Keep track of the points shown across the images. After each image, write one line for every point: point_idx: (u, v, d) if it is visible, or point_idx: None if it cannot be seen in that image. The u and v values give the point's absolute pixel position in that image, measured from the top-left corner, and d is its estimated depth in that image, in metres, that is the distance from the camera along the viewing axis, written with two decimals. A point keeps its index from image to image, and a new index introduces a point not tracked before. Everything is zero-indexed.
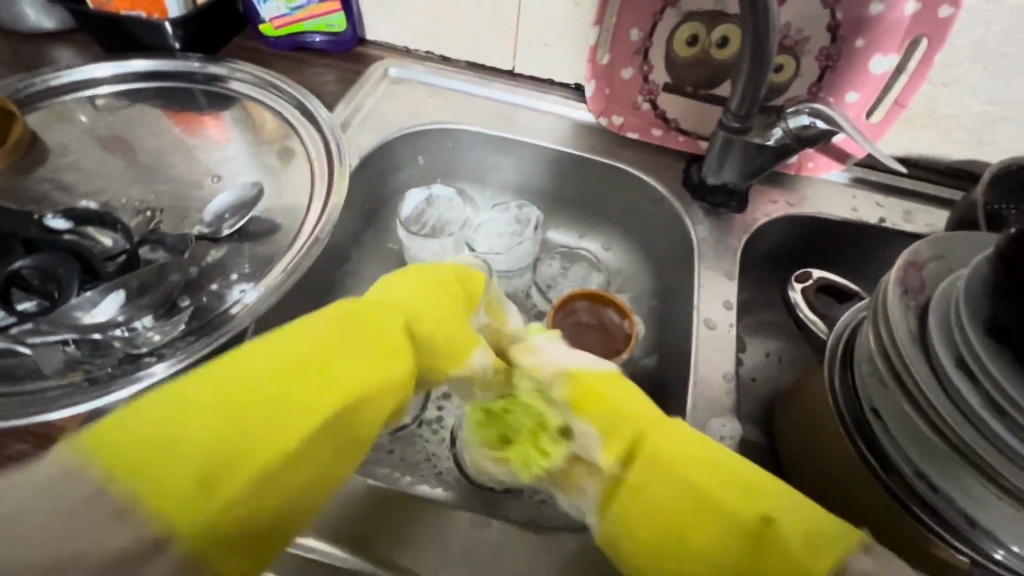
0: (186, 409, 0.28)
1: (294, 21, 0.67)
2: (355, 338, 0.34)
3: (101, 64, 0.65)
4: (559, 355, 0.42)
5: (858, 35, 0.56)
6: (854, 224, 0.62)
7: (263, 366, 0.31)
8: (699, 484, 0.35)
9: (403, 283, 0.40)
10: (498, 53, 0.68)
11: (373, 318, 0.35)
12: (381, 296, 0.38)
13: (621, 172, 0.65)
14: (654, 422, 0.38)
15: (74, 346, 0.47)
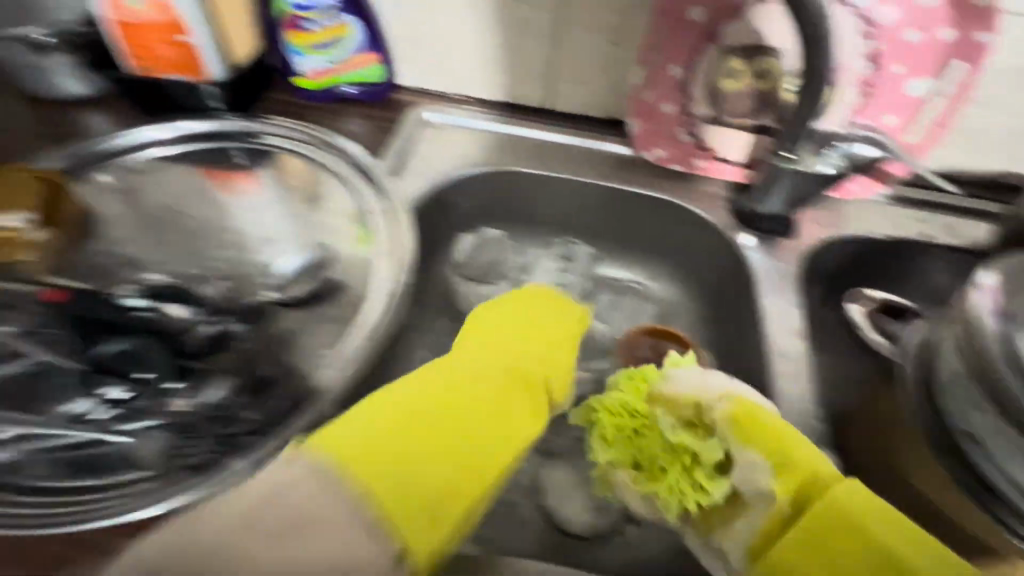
0: (379, 408, 0.34)
1: (331, 73, 0.67)
2: (514, 368, 0.40)
3: (151, 126, 0.64)
4: (707, 382, 0.44)
5: (895, 62, 0.57)
6: (900, 241, 0.63)
7: (441, 388, 0.37)
8: (891, 543, 0.34)
9: (516, 315, 0.46)
10: (534, 93, 0.69)
11: (521, 343, 0.44)
12: (507, 324, 0.46)
13: (668, 205, 0.66)
14: (818, 462, 0.39)
15: (171, 430, 0.47)
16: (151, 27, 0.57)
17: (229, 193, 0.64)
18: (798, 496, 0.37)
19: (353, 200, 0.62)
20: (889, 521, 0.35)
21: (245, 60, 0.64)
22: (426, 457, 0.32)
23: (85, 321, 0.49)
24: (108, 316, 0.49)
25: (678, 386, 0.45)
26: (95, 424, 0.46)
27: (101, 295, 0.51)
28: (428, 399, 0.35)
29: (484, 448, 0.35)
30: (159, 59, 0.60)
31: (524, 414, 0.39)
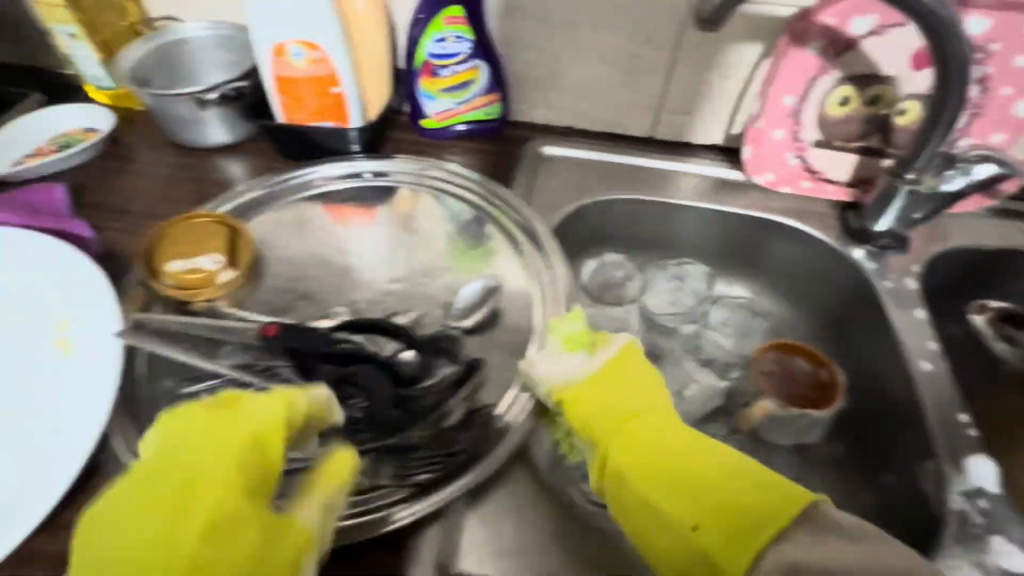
0: (114, 533, 0.33)
1: (455, 113, 0.72)
2: (194, 485, 0.34)
3: (322, 164, 0.69)
4: (567, 367, 0.49)
5: (1006, 84, 0.60)
6: (1011, 252, 0.65)
7: (176, 494, 0.34)
8: (669, 495, 0.40)
9: (220, 431, 0.37)
10: (641, 124, 0.73)
11: (179, 479, 0.35)
12: (211, 459, 0.35)
13: (781, 224, 0.69)
14: (632, 404, 0.46)
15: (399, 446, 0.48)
16: (308, 81, 0.63)
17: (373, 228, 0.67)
18: (623, 478, 0.43)
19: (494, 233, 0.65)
20: (686, 490, 0.40)
21: (376, 109, 0.69)
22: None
23: (299, 352, 0.49)
24: (320, 349, 0.48)
25: (540, 385, 0.50)
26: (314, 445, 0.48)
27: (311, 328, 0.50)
28: (148, 524, 0.33)
29: (677, 454, 0.42)
30: (309, 108, 0.65)
31: (240, 543, 0.33)
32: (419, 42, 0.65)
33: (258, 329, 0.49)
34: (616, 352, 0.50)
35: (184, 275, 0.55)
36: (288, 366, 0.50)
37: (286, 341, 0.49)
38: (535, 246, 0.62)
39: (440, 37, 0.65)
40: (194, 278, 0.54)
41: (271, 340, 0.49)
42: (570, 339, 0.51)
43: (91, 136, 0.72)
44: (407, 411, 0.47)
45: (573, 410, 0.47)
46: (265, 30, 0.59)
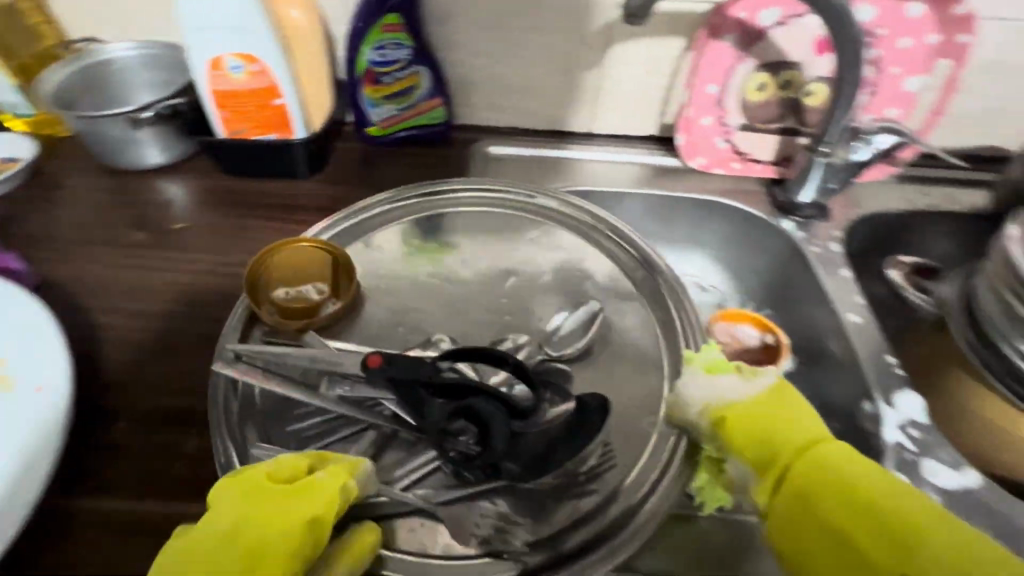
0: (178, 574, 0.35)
1: (401, 119, 0.73)
2: (257, 547, 0.36)
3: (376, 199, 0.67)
4: (718, 389, 0.44)
5: (895, 64, 0.68)
6: (914, 213, 0.73)
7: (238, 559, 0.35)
8: (854, 536, 0.35)
9: (283, 504, 0.38)
10: (581, 120, 0.77)
11: (245, 549, 0.36)
12: (270, 527, 0.37)
13: (717, 203, 0.74)
14: (804, 434, 0.40)
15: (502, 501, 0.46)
16: (247, 93, 0.62)
17: (366, 255, 0.64)
18: (794, 513, 0.38)
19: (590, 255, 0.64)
20: (885, 540, 0.34)
21: (321, 120, 0.69)
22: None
23: (404, 384, 0.45)
24: (426, 381, 0.45)
25: (689, 407, 0.45)
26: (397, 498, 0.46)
27: (416, 359, 0.47)
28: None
29: (868, 498, 0.36)
30: (249, 121, 0.65)
31: None
32: (359, 51, 0.66)
33: (361, 360, 0.46)
34: (771, 381, 0.44)
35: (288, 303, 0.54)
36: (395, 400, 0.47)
37: (390, 373, 0.45)
38: (656, 281, 0.61)
39: (378, 45, 0.66)
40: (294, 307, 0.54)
41: (373, 371, 0.46)
42: (712, 366, 0.47)
43: (11, 165, 0.68)
44: (530, 452, 0.44)
45: (729, 434, 0.42)
46: (198, 44, 0.59)
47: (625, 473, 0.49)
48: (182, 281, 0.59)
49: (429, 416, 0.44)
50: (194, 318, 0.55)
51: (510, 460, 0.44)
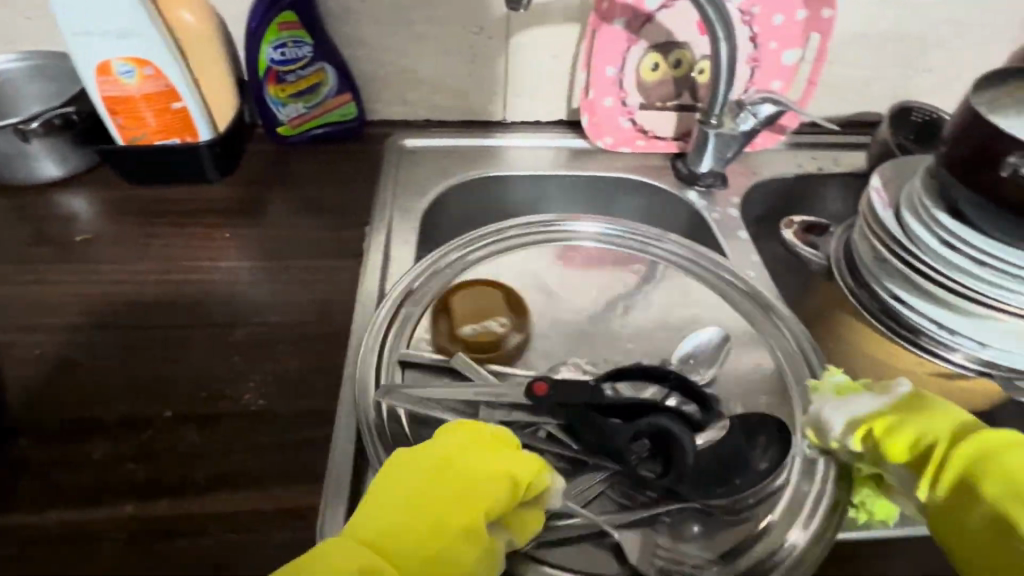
0: (396, 488, 0.39)
1: (311, 117, 0.73)
2: (464, 492, 0.38)
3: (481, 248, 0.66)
4: (853, 405, 0.47)
5: (772, 39, 0.73)
6: (803, 176, 0.79)
7: (446, 501, 0.38)
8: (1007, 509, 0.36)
9: (479, 465, 0.40)
10: (491, 108, 0.79)
11: (454, 492, 0.38)
12: (477, 477, 0.39)
13: (626, 179, 0.78)
14: (953, 419, 0.42)
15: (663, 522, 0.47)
16: (141, 96, 0.61)
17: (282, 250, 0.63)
18: (960, 513, 0.39)
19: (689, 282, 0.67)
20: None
21: (226, 122, 0.68)
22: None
23: (574, 411, 0.48)
24: (598, 404, 0.48)
25: (831, 429, 0.47)
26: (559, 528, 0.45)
27: (580, 381, 0.49)
28: (418, 501, 0.38)
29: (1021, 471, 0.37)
30: (148, 126, 0.64)
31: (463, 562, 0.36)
32: (258, 49, 0.66)
33: (529, 387, 0.48)
34: (906, 396, 0.46)
35: (472, 338, 0.55)
36: (560, 426, 0.49)
37: (559, 398, 0.48)
38: (766, 312, 0.62)
39: (278, 43, 0.66)
40: (478, 342, 0.54)
41: (541, 397, 0.48)
42: (839, 391, 0.50)
43: None
44: (702, 469, 0.47)
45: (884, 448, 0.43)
46: (82, 50, 0.58)
47: (773, 504, 0.48)
48: (87, 293, 0.57)
49: (611, 439, 0.47)
50: (100, 330, 0.53)
51: (684, 483, 0.46)
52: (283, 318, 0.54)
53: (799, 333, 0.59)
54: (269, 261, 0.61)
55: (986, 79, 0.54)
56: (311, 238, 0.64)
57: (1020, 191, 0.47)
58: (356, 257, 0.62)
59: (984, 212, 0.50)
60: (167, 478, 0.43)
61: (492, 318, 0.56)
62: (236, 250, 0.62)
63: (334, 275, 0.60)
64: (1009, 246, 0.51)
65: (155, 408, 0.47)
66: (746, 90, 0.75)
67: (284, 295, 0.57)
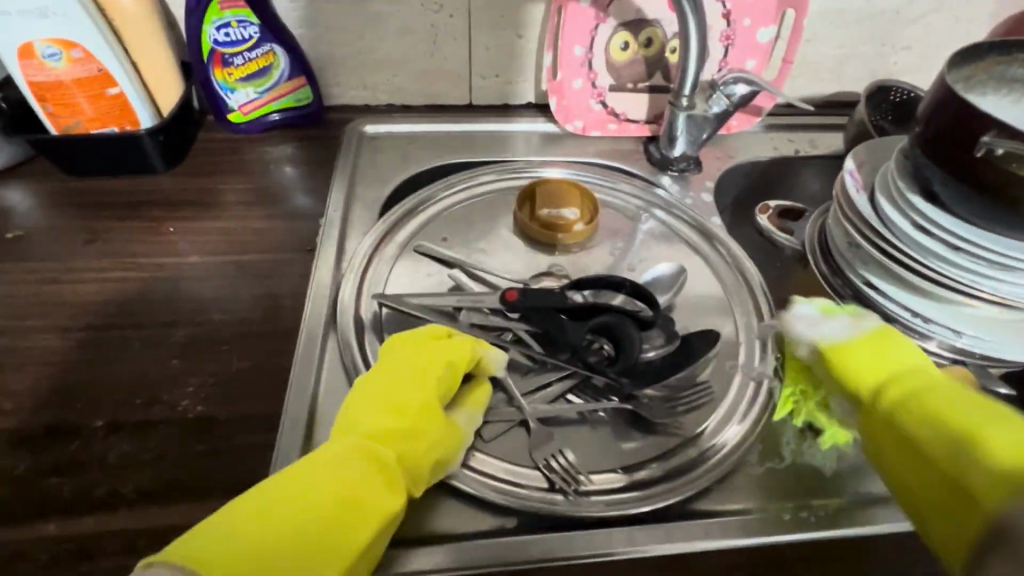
0: (357, 396, 0.43)
1: (263, 103, 0.69)
2: (418, 379, 0.43)
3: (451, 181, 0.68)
4: (824, 330, 0.45)
5: (745, 16, 0.71)
6: (779, 159, 0.77)
7: (400, 389, 0.42)
8: (910, 441, 0.37)
9: (422, 358, 0.44)
10: (456, 91, 0.76)
11: (409, 381, 0.43)
12: (425, 367, 0.44)
13: (597, 163, 0.75)
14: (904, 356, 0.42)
15: (604, 413, 0.49)
16: (72, 82, 0.57)
17: (232, 243, 0.60)
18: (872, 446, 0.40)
19: (677, 256, 0.64)
20: (918, 444, 0.37)
21: (170, 110, 0.65)
22: (304, 525, 0.33)
23: (544, 314, 0.52)
24: (563, 307, 0.52)
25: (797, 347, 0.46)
26: (498, 420, 0.47)
27: (546, 290, 0.53)
28: (378, 399, 0.42)
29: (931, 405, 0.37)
30: (83, 114, 0.60)
31: (434, 429, 0.41)
32: (200, 29, 0.62)
33: (502, 294, 0.51)
34: (877, 326, 0.45)
35: (550, 219, 0.64)
36: (530, 331, 0.52)
37: (527, 303, 0.52)
38: (706, 238, 0.65)
39: (221, 23, 0.62)
40: (557, 224, 0.63)
41: (512, 304, 0.51)
42: (829, 307, 0.47)
43: None
44: (648, 368, 0.50)
45: (842, 378, 0.42)
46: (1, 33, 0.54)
47: (709, 417, 0.49)
48: (17, 294, 0.53)
49: (571, 338, 0.51)
50: (29, 333, 0.50)
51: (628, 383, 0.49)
52: (228, 317, 0.51)
53: (736, 252, 0.63)
54: (217, 255, 0.58)
55: (962, 54, 0.51)
56: (264, 230, 0.61)
57: (993, 172, 0.45)
58: (308, 249, 0.59)
59: (959, 196, 0.48)
60: (95, 491, 0.40)
61: (567, 208, 0.64)
62: (181, 245, 0.58)
63: (285, 269, 0.57)
64: (987, 233, 0.48)
65: (85, 416, 0.44)
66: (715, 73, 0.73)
67: (231, 291, 0.54)
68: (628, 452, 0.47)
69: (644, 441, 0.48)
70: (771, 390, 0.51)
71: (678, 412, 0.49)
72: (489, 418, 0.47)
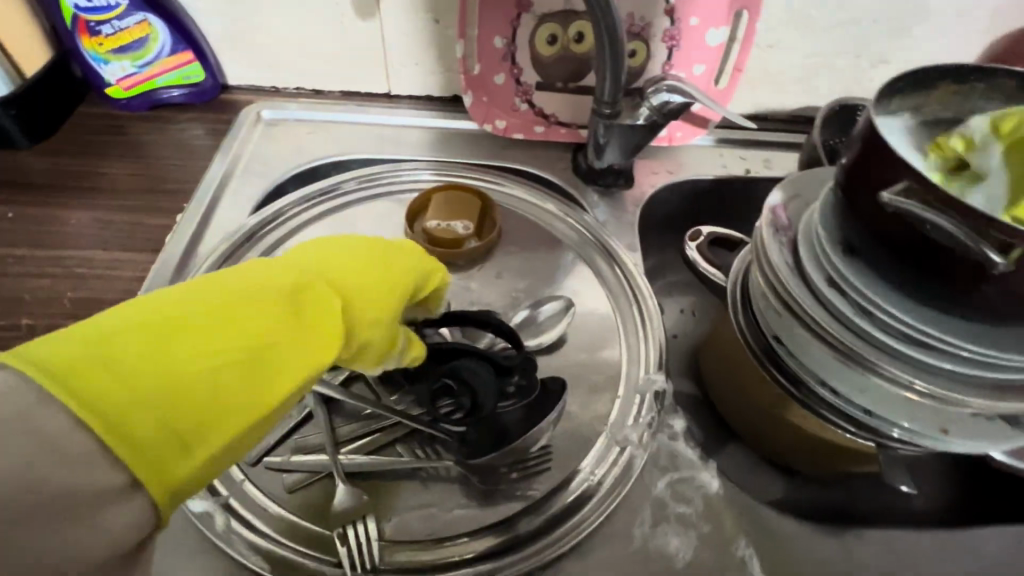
0: (340, 246, 0.39)
1: (145, 78, 0.63)
2: (389, 261, 0.40)
3: (343, 177, 0.61)
4: None
5: (692, 14, 0.62)
6: (725, 179, 0.69)
7: (373, 260, 0.39)
8: None
9: (408, 253, 0.42)
10: (371, 79, 0.69)
11: (379, 259, 0.39)
12: (405, 259, 0.41)
13: (511, 169, 0.68)
14: None
15: (435, 475, 0.43)
16: None
17: (76, 233, 0.54)
18: None
19: (579, 285, 0.57)
20: None
21: (30, 78, 0.58)
22: (183, 368, 0.27)
23: None
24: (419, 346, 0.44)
25: None
26: (306, 469, 0.41)
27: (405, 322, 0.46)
28: (351, 256, 0.38)
29: None
30: None
31: (382, 307, 0.37)
32: None
33: None
34: None
35: (436, 233, 0.57)
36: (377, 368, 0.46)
37: None
38: (611, 263, 0.58)
39: None
40: (442, 238, 0.56)
41: None
42: None
43: None
44: (500, 424, 0.43)
45: None
46: None
47: (559, 482, 0.43)
48: None
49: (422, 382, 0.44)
50: None
51: (470, 442, 0.42)
52: (34, 321, 0.48)
53: (636, 282, 0.55)
54: (53, 248, 0.53)
55: (905, 80, 0.42)
56: (114, 223, 0.55)
57: (904, 230, 0.37)
58: (155, 250, 0.53)
59: (878, 258, 0.40)
60: None
61: (457, 220, 0.57)
62: (19, 235, 0.54)
63: (123, 268, 0.52)
64: (909, 303, 0.40)
65: None
66: (642, 83, 0.65)
67: (53, 293, 0.50)
68: (454, 518, 0.42)
69: (475, 509, 0.42)
70: (635, 460, 0.44)
71: (514, 478, 0.43)
72: (292, 467, 0.42)
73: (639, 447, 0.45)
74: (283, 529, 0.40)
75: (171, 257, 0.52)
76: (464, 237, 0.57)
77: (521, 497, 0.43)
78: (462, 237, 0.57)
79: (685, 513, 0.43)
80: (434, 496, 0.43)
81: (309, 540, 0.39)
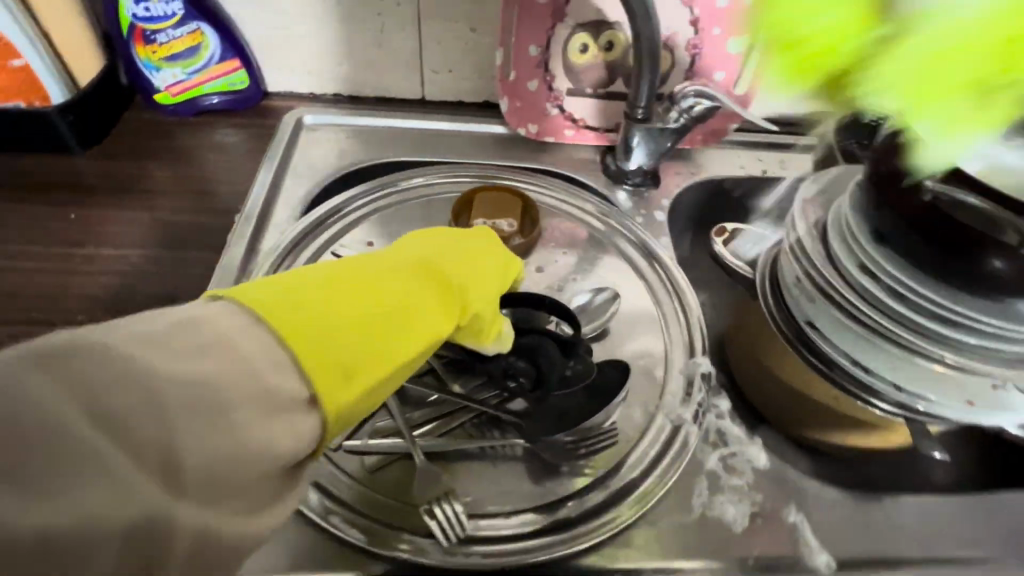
0: (440, 243, 0.47)
1: (193, 85, 0.66)
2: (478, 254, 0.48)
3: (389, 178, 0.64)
4: None
5: (715, 25, 0.66)
6: (744, 178, 0.73)
7: (466, 253, 0.47)
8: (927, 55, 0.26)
9: (494, 248, 0.50)
10: (407, 85, 0.72)
11: (471, 251, 0.48)
12: (491, 254, 0.50)
13: (544, 171, 0.71)
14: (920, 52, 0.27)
15: (506, 454, 0.46)
16: None
17: (137, 233, 0.56)
18: None
19: (619, 278, 0.61)
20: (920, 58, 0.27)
21: (86, 85, 0.60)
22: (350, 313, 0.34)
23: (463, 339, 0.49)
24: None
25: None
26: (383, 450, 0.44)
27: None
28: (450, 251, 0.46)
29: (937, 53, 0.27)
30: None
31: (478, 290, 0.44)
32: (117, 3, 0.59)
33: None
34: None
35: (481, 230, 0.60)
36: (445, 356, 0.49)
37: None
38: (648, 258, 0.61)
39: None
40: None
41: None
42: None
43: None
44: (563, 403, 0.46)
45: None
46: None
47: (620, 458, 0.46)
48: None
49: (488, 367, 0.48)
50: None
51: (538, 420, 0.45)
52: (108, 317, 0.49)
53: (673, 274, 0.59)
54: (117, 248, 0.55)
55: None
56: (174, 224, 0.57)
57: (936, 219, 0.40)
58: (217, 249, 0.55)
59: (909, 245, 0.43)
60: None
61: (502, 218, 0.60)
62: (83, 235, 0.55)
63: (189, 266, 0.54)
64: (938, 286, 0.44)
65: None
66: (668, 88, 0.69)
67: (123, 290, 0.51)
68: (526, 493, 0.44)
69: (545, 485, 0.45)
70: (691, 437, 0.47)
71: (580, 454, 0.45)
72: (369, 448, 0.44)
73: (692, 424, 0.48)
74: (368, 506, 0.42)
75: (234, 255, 0.54)
76: (509, 235, 0.60)
77: (583, 471, 0.45)
78: (507, 235, 0.60)
79: (738, 485, 0.46)
80: (504, 473, 0.45)
81: (393, 515, 0.42)
